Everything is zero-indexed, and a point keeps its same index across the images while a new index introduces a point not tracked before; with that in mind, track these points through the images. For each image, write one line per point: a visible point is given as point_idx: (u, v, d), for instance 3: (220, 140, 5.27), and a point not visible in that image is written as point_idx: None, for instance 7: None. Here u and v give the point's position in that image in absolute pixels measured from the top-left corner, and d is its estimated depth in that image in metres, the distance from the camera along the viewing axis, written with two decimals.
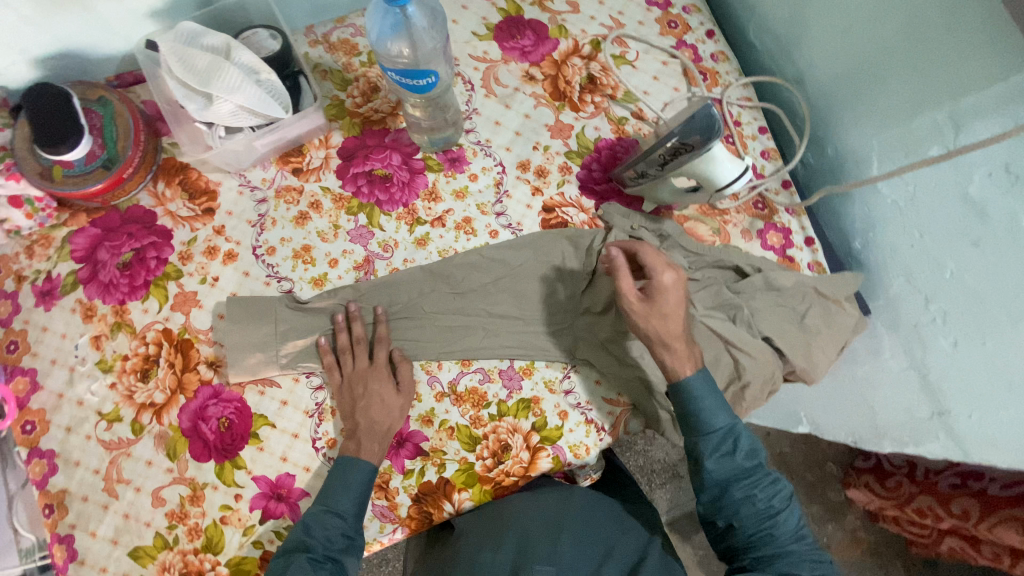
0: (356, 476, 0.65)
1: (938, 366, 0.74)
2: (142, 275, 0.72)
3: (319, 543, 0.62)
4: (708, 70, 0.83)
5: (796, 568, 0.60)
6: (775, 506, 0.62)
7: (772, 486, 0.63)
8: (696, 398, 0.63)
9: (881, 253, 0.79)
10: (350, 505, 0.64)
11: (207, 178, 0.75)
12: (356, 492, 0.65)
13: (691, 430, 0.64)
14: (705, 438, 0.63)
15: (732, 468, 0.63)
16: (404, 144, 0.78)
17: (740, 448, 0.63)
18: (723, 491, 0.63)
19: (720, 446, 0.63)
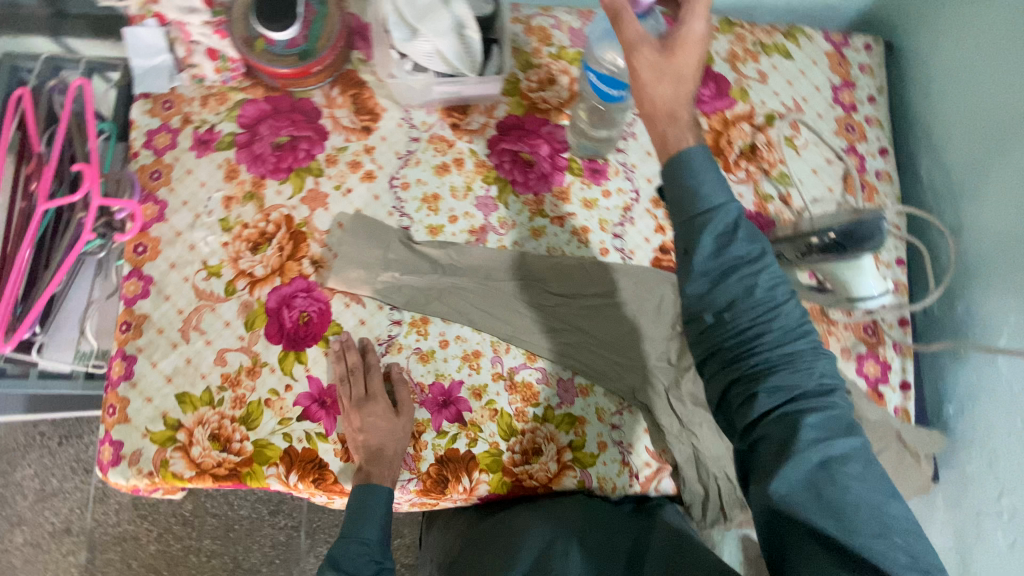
0: (373, 502, 0.67)
1: (982, 560, 0.71)
2: (289, 161, 0.77)
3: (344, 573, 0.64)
4: (868, 184, 0.82)
5: (801, 373, 0.48)
6: (781, 303, 0.50)
7: (782, 279, 0.51)
8: (695, 168, 0.51)
9: (972, 428, 0.75)
10: (373, 531, 0.67)
11: (377, 101, 0.80)
12: (376, 520, 0.67)
13: (684, 208, 0.51)
14: (704, 220, 0.50)
15: (730, 260, 0.50)
16: (557, 140, 0.80)
17: (741, 229, 0.51)
18: (714, 286, 0.50)
19: (722, 227, 0.51)
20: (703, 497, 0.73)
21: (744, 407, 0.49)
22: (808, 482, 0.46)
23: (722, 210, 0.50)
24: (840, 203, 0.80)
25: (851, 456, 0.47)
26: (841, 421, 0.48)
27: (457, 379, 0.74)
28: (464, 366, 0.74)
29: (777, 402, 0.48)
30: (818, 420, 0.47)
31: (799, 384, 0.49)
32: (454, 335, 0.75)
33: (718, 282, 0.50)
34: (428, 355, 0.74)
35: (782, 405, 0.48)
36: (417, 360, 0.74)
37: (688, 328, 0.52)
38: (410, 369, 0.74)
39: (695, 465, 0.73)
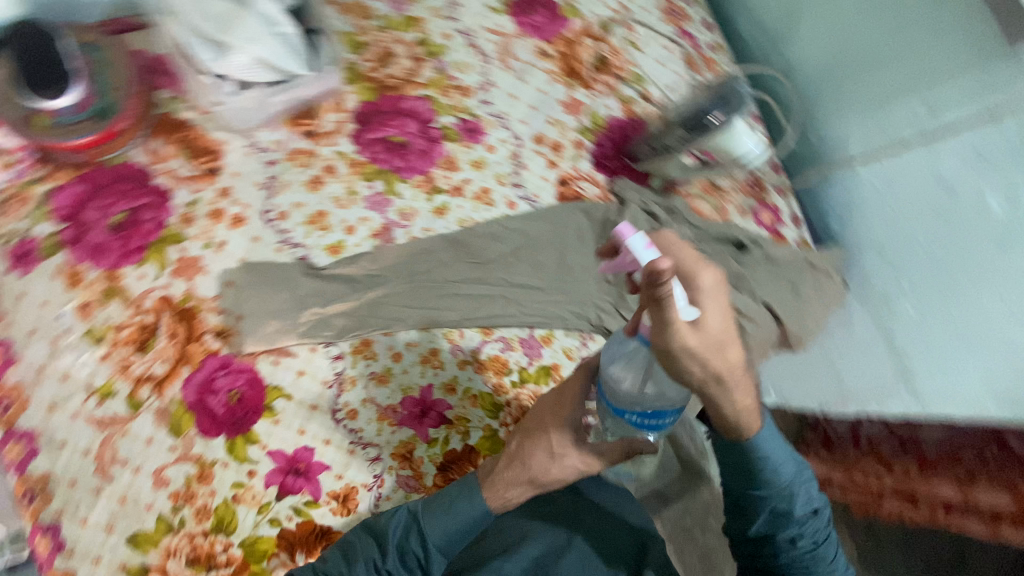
0: (464, 503, 0.54)
1: (904, 331, 0.84)
2: (137, 238, 0.66)
3: (392, 550, 0.53)
4: (706, 57, 0.89)
5: (827, 574, 0.49)
6: (818, 552, 0.49)
7: (821, 529, 0.49)
8: (764, 451, 0.47)
9: (855, 231, 0.87)
10: (436, 535, 0.54)
11: (211, 137, 0.70)
12: (458, 521, 0.54)
13: (744, 467, 0.48)
14: (765, 492, 0.48)
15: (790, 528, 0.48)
16: (421, 112, 0.76)
17: (800, 513, 0.48)
18: (768, 530, 0.49)
19: (779, 506, 0.48)
20: None
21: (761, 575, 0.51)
22: None
23: (782, 488, 0.48)
24: (691, 83, 0.85)
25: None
26: None
27: (425, 384, 0.71)
28: (427, 369, 0.71)
29: None
30: None
31: None
32: (404, 344, 0.71)
33: (753, 501, 0.49)
34: (385, 375, 0.70)
35: None
36: (376, 385, 0.69)
37: (732, 515, 0.51)
38: (373, 397, 0.69)
39: None
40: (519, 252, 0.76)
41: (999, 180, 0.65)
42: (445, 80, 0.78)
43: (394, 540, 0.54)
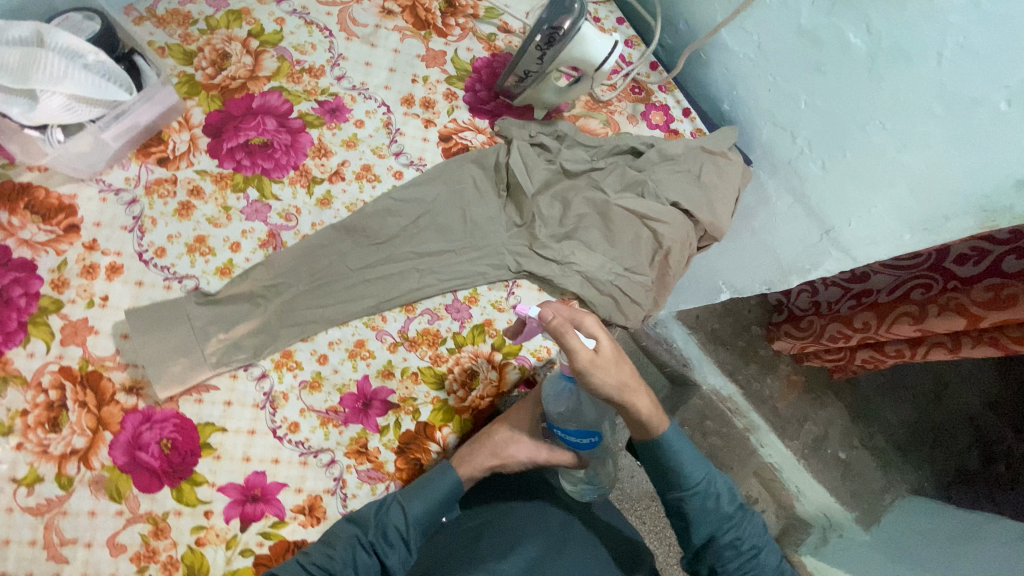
0: (441, 480, 0.64)
1: (815, 190, 0.85)
2: (14, 317, 0.62)
3: (370, 530, 0.61)
4: None
5: (747, 530, 0.66)
6: (742, 540, 0.65)
7: (746, 532, 0.66)
8: (675, 447, 0.65)
9: (747, 107, 0.86)
10: (420, 511, 0.63)
11: (58, 192, 0.65)
12: (434, 495, 0.64)
13: (664, 472, 0.65)
14: (688, 493, 0.65)
15: (709, 497, 0.65)
16: (275, 106, 0.73)
17: (722, 498, 0.66)
18: (709, 541, 0.66)
19: (704, 504, 0.65)
20: (614, 303, 0.77)
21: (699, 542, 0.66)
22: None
23: (700, 484, 0.65)
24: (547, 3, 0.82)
25: None
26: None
27: (361, 376, 0.69)
28: (358, 362, 0.70)
29: (725, 548, 0.65)
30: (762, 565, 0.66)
31: (754, 546, 0.66)
32: (327, 345, 0.69)
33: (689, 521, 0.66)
34: (317, 380, 0.68)
35: (728, 547, 0.65)
36: (310, 392, 0.68)
37: (674, 516, 0.67)
38: (310, 405, 0.67)
39: (591, 285, 0.76)
40: (422, 219, 0.74)
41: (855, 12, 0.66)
42: (291, 67, 0.74)
43: (379, 519, 0.61)
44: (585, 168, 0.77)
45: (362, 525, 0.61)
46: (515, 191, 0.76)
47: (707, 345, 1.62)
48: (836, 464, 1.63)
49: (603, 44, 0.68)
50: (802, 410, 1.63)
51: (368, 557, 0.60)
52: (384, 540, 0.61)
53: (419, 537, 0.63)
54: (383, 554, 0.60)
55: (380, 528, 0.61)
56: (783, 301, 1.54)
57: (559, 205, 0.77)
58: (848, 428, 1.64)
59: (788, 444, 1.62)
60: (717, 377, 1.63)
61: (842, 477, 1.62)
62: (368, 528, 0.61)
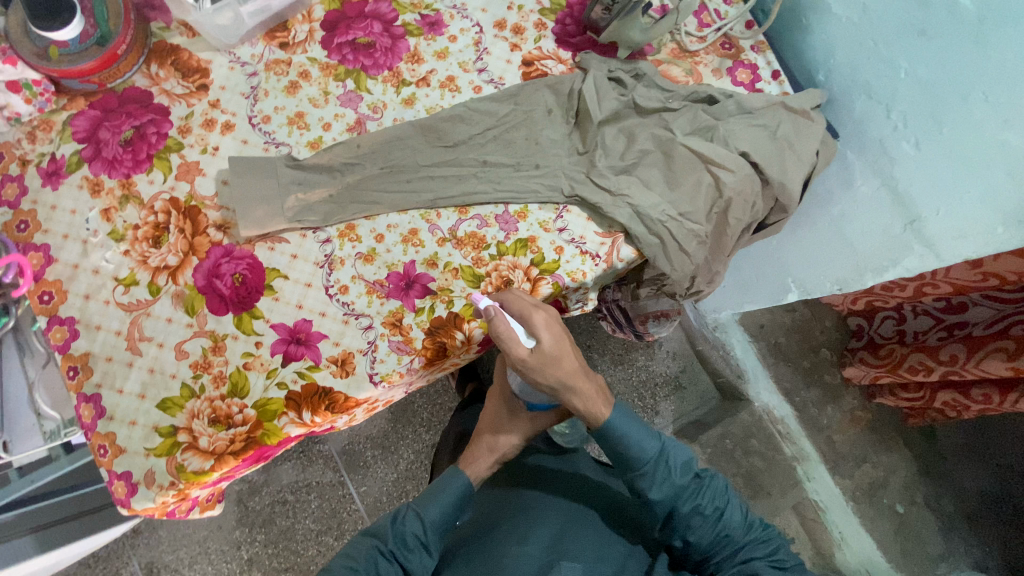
0: (452, 486, 0.80)
1: (905, 173, 0.80)
2: (144, 149, 0.75)
3: (389, 530, 0.74)
4: None
5: (706, 495, 0.74)
6: (701, 502, 0.73)
7: (705, 494, 0.74)
8: (620, 430, 0.73)
9: (844, 79, 0.83)
10: (434, 514, 0.77)
11: (197, 57, 0.78)
12: (443, 500, 0.78)
13: (621, 457, 0.74)
14: (641, 471, 0.73)
15: (663, 474, 0.73)
16: (384, 13, 0.81)
17: (676, 469, 0.74)
18: (672, 511, 0.74)
19: (661, 474, 0.73)
20: (661, 246, 0.77)
21: (665, 512, 0.74)
22: (705, 535, 0.74)
23: (650, 459, 0.72)
24: None
25: (743, 537, 0.75)
26: (746, 526, 0.76)
27: (408, 260, 0.75)
28: (409, 247, 0.76)
29: (690, 514, 0.73)
30: (730, 520, 0.75)
31: (718, 506, 0.74)
32: (385, 227, 0.76)
33: (649, 499, 0.74)
34: (371, 254, 0.75)
35: (691, 512, 0.73)
36: (362, 263, 0.75)
37: (636, 496, 0.76)
38: (361, 274, 0.74)
39: (639, 220, 0.77)
40: (491, 132, 0.79)
41: None
42: None
43: (400, 525, 0.74)
44: (656, 107, 0.78)
45: (382, 532, 0.74)
46: (583, 119, 0.79)
47: (767, 356, 1.57)
48: (892, 517, 1.48)
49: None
50: (863, 450, 1.51)
51: (396, 556, 0.72)
52: (404, 543, 0.73)
53: (435, 539, 0.76)
54: (405, 553, 0.72)
55: (397, 537, 0.73)
56: (863, 326, 1.43)
57: (624, 139, 0.79)
58: (912, 481, 1.49)
59: (838, 482, 1.51)
60: (770, 395, 1.58)
61: (895, 532, 1.47)
62: (386, 539, 0.73)
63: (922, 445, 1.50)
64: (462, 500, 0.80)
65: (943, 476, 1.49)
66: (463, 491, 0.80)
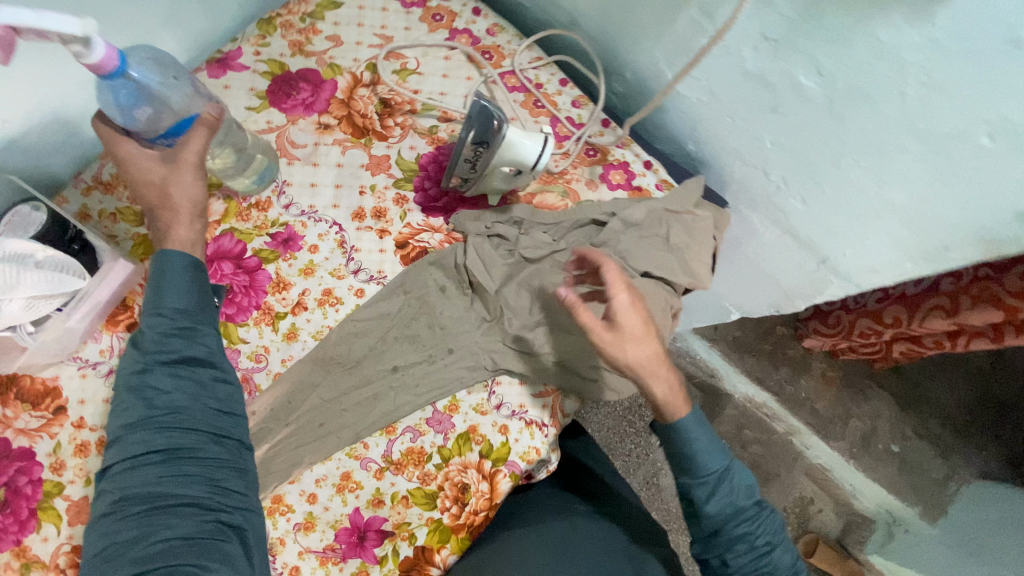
0: (166, 266, 0.61)
1: (802, 223, 0.79)
2: (24, 505, 0.65)
3: (135, 402, 0.58)
4: (490, 45, 0.82)
5: (761, 528, 0.73)
6: (749, 529, 0.72)
7: (760, 526, 0.73)
8: (692, 435, 0.73)
9: (714, 148, 0.80)
10: (173, 303, 0.60)
11: (41, 377, 0.68)
12: (171, 284, 0.61)
13: (682, 463, 0.74)
14: (700, 481, 0.73)
15: (723, 494, 0.72)
16: (229, 249, 0.73)
17: (739, 492, 0.73)
18: (720, 529, 0.73)
19: (723, 491, 0.73)
20: (600, 386, 0.73)
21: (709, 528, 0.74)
22: (746, 565, 0.72)
23: (710, 471, 0.73)
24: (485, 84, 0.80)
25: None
26: (791, 569, 0.74)
27: (352, 509, 0.69)
28: (346, 495, 0.69)
29: (737, 537, 0.72)
30: (777, 559, 0.73)
31: (767, 542, 0.73)
32: (314, 483, 0.69)
33: (697, 509, 0.74)
34: (310, 520, 0.68)
35: (738, 537, 0.72)
36: (304, 533, 0.68)
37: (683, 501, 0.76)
38: (307, 546, 0.68)
39: (569, 373, 0.73)
40: (389, 331, 0.73)
41: (801, 57, 0.59)
42: (240, 205, 0.75)
43: (169, 502, 0.57)
44: (546, 252, 0.75)
45: (148, 529, 0.55)
46: (479, 289, 0.75)
47: (730, 354, 1.56)
48: (891, 460, 1.53)
49: (529, 146, 0.67)
50: (845, 407, 1.54)
51: (182, 491, 0.57)
52: (205, 530, 0.57)
53: (196, 321, 0.62)
54: (218, 547, 0.56)
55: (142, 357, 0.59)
56: None
57: (527, 294, 0.74)
58: (897, 419, 1.54)
59: (833, 446, 1.54)
60: (746, 386, 1.59)
61: (897, 473, 1.53)
62: (141, 367, 0.59)
63: (892, 381, 1.55)
64: (196, 267, 0.62)
65: (920, 402, 1.54)
66: (196, 262, 0.63)
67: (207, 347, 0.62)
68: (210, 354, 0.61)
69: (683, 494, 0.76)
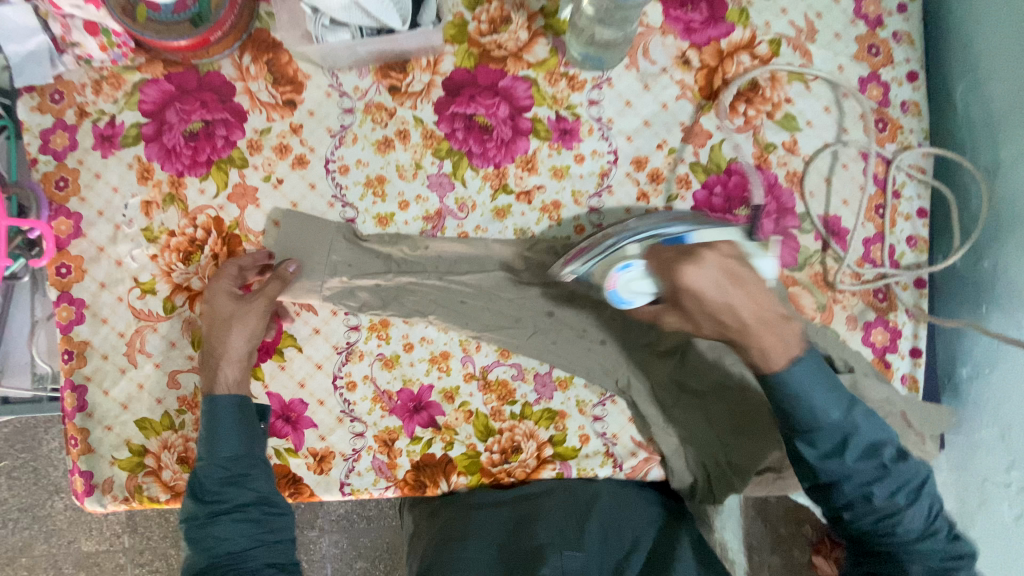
0: (222, 418, 0.59)
1: (986, 526, 0.69)
2: (206, 152, 0.67)
3: (196, 550, 0.55)
4: (890, 119, 0.69)
5: (892, 482, 0.53)
6: (878, 491, 0.53)
7: (892, 476, 0.54)
8: (802, 392, 0.53)
9: (988, 394, 0.69)
10: (226, 452, 0.58)
11: (297, 66, 0.67)
12: (229, 432, 0.59)
13: (788, 424, 0.55)
14: (808, 433, 0.53)
15: (846, 464, 0.53)
16: (518, 97, 0.68)
17: (854, 443, 0.53)
18: (835, 489, 0.54)
19: (838, 444, 0.54)
20: (693, 483, 0.69)
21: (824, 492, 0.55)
22: (865, 505, 0.54)
23: (834, 429, 0.53)
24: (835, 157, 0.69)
25: (912, 514, 0.54)
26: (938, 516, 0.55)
27: (427, 383, 0.69)
28: (433, 369, 0.69)
29: (858, 494, 0.53)
30: (914, 513, 0.53)
31: (897, 498, 0.53)
32: (419, 337, 0.69)
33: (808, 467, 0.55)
34: (392, 360, 0.69)
35: (861, 499, 0.53)
36: (380, 366, 0.69)
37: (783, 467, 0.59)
38: (374, 377, 0.69)
39: (684, 454, 0.69)
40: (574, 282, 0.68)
41: None
42: (556, 65, 0.68)
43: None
44: None
45: None
46: None
47: None
48: None
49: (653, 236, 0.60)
50: None
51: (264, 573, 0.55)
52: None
53: (250, 465, 0.59)
54: None
55: (194, 573, 0.55)
56: None
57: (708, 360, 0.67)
58: None
59: None
60: None
61: None
62: (201, 521, 0.56)
63: None
64: (242, 409, 0.60)
65: None
66: (242, 402, 0.61)
67: (257, 491, 0.58)
68: (262, 496, 0.58)
69: (811, 483, 0.56)
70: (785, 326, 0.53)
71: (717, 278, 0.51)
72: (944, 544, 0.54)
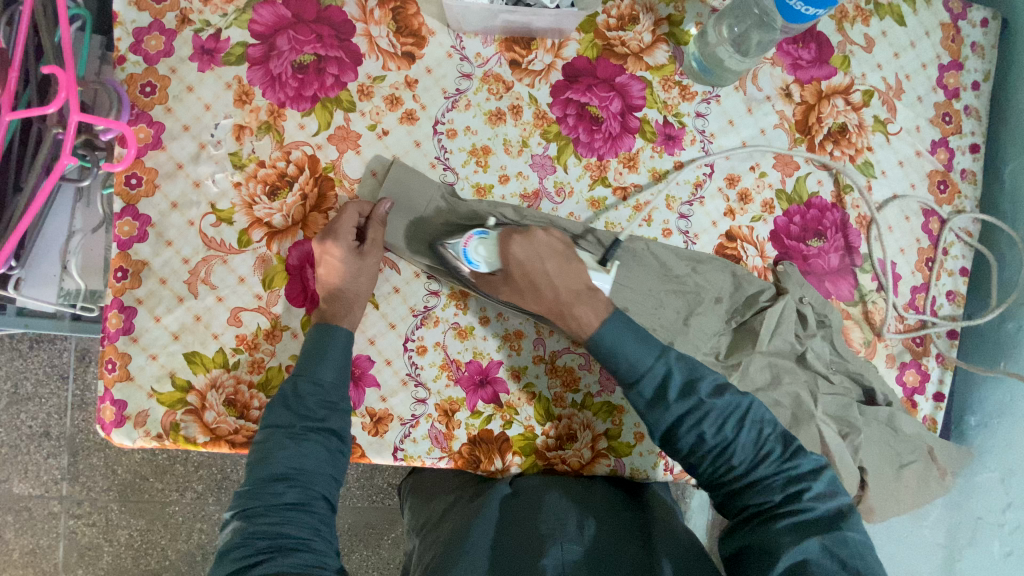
0: (330, 344, 0.59)
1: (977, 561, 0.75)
2: (314, 87, 0.64)
3: (268, 462, 0.52)
4: (951, 182, 0.76)
5: (717, 419, 0.55)
6: (707, 430, 0.54)
7: (724, 413, 0.55)
8: (618, 341, 0.57)
9: (993, 441, 0.77)
10: (329, 374, 0.57)
11: (423, 21, 0.66)
12: (334, 362, 0.58)
13: (618, 380, 0.58)
14: (633, 386, 0.56)
15: (671, 407, 0.55)
16: (631, 95, 0.70)
17: (676, 381, 0.56)
18: (674, 439, 0.55)
19: (661, 389, 0.56)
20: None
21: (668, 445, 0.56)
22: (707, 451, 0.55)
23: (650, 374, 0.56)
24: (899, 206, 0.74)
25: (747, 447, 0.54)
26: (785, 452, 0.55)
27: (496, 358, 0.69)
28: (504, 346, 0.69)
29: (694, 436, 0.54)
30: (750, 445, 0.54)
31: (731, 434, 0.54)
32: (494, 312, 0.69)
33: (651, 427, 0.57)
34: (466, 331, 0.68)
35: (696, 444, 0.55)
36: (453, 336, 0.68)
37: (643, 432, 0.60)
38: (445, 345, 0.68)
39: None
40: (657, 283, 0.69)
41: None
42: (672, 73, 0.70)
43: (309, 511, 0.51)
44: (820, 368, 0.70)
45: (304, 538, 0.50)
46: (745, 333, 0.70)
47: None
48: None
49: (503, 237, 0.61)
50: None
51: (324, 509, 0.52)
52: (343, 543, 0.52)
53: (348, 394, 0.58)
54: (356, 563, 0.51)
55: (262, 478, 0.52)
56: None
57: (767, 377, 0.69)
58: None
59: None
60: None
61: None
62: (294, 432, 0.54)
63: None
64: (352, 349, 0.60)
65: None
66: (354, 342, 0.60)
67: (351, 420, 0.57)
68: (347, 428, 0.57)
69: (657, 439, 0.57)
70: (593, 297, 0.60)
71: (541, 250, 0.61)
72: (782, 466, 0.54)
